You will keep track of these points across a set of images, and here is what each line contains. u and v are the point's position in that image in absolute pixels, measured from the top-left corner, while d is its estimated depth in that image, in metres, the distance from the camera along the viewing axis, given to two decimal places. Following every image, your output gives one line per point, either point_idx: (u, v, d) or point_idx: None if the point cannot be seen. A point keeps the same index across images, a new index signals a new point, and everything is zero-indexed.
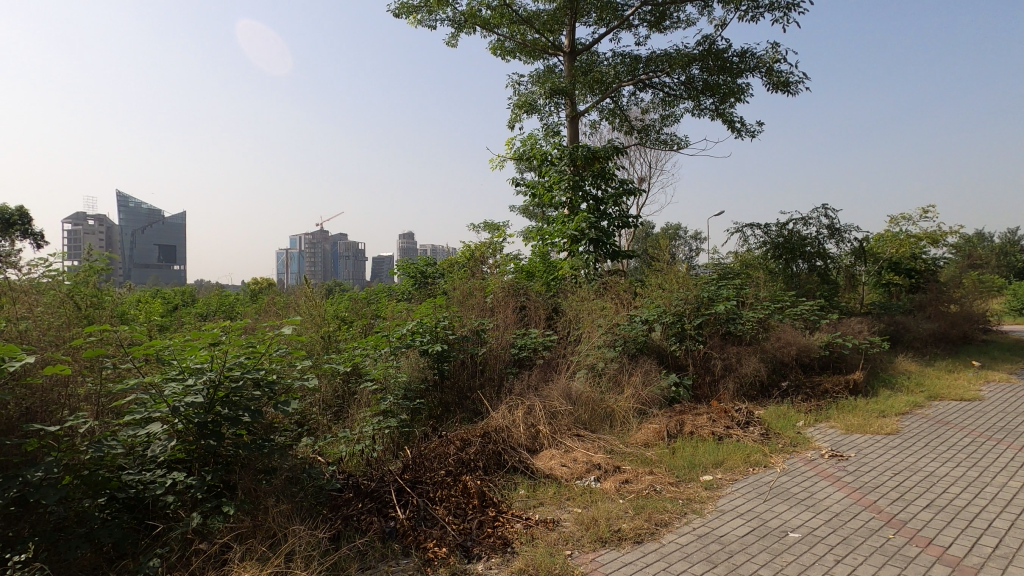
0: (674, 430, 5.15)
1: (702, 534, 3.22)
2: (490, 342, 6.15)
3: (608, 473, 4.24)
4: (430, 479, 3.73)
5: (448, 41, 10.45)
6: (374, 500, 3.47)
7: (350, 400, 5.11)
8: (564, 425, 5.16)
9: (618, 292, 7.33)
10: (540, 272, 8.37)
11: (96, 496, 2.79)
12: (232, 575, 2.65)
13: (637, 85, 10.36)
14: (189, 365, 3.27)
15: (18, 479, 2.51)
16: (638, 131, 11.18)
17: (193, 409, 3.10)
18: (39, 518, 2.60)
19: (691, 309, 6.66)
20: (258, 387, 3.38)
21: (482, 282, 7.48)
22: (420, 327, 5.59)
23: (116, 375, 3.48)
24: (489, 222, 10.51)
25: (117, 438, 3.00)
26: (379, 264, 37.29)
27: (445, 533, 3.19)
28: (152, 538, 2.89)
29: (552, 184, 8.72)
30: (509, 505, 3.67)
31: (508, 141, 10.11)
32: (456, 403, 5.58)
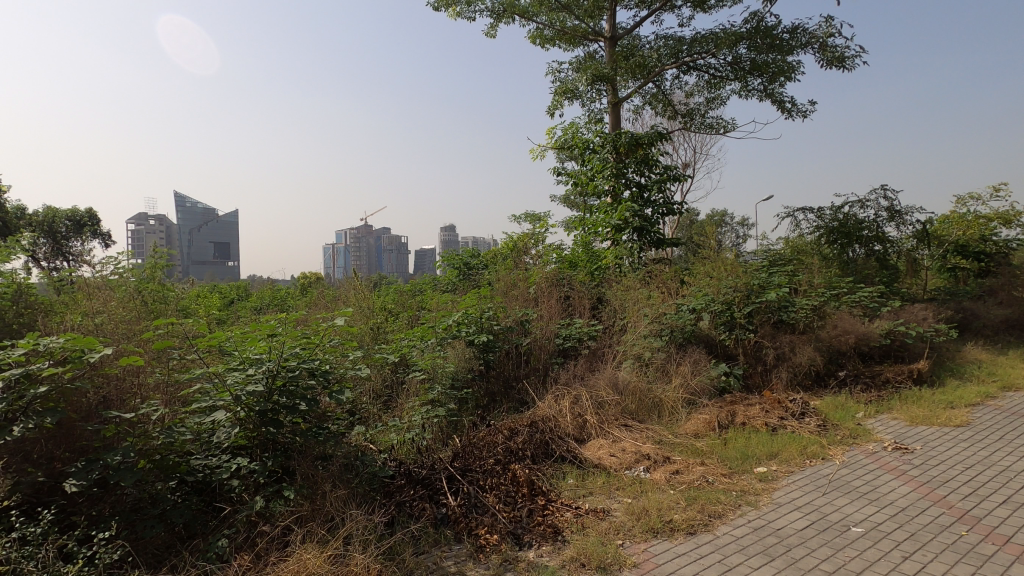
0: (726, 421, 5.03)
1: (758, 527, 3.14)
2: (534, 332, 6.16)
3: (657, 463, 4.19)
4: (480, 467, 3.79)
5: (487, 31, 10.38)
6: (425, 488, 3.56)
7: (399, 389, 5.30)
8: (611, 415, 5.12)
9: (664, 281, 7.19)
10: (583, 262, 8.30)
11: (168, 478, 2.96)
12: (295, 555, 2.75)
13: (681, 68, 10.06)
14: (248, 355, 3.41)
15: (99, 462, 2.71)
16: (682, 115, 10.89)
17: (254, 398, 3.23)
18: (118, 499, 2.83)
19: (741, 297, 6.43)
20: (313, 376, 3.47)
21: (525, 274, 7.50)
22: (465, 318, 5.65)
23: (184, 365, 3.67)
24: (530, 213, 10.49)
25: (185, 425, 3.17)
26: (423, 257, 37.86)
27: (496, 520, 3.22)
28: (220, 519, 3.04)
29: (595, 173, 8.61)
30: (559, 494, 3.67)
31: (548, 130, 10.03)
32: (502, 393, 5.61)
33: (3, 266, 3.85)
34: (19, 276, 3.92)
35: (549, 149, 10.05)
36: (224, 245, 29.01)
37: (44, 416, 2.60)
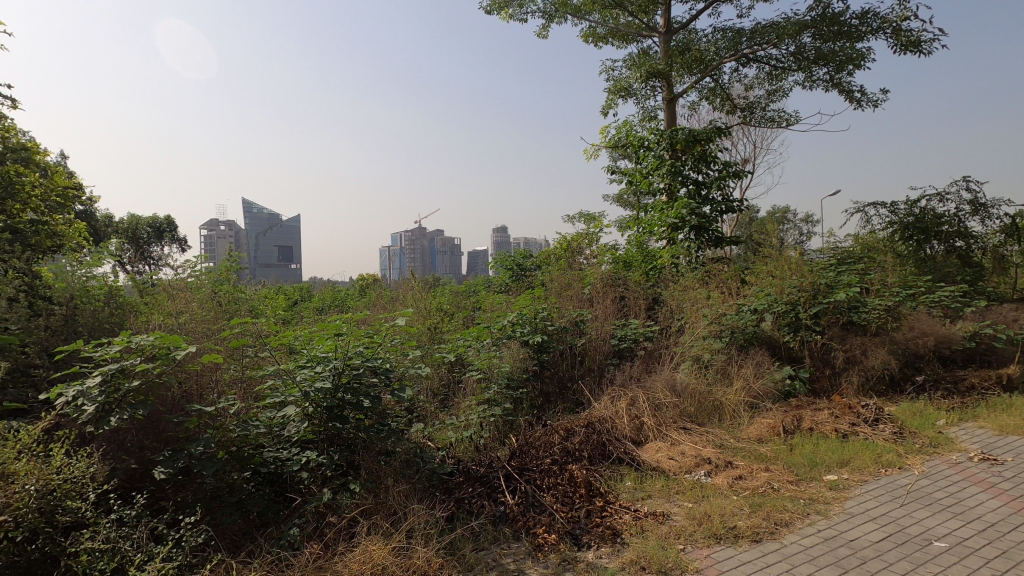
0: (792, 426, 4.83)
1: (829, 537, 3.01)
2: (589, 333, 6.12)
3: (719, 468, 4.08)
4: (537, 467, 3.81)
5: (539, 32, 10.41)
6: (483, 485, 3.63)
7: (455, 389, 5.41)
8: (669, 418, 5.02)
9: (724, 280, 6.96)
10: (637, 262, 8.18)
11: (243, 469, 3.14)
12: (361, 546, 2.86)
13: (741, 61, 9.73)
14: (316, 353, 3.55)
15: (184, 451, 2.92)
16: (741, 109, 10.52)
17: (322, 393, 3.36)
18: (199, 487, 3.03)
19: (807, 297, 6.14)
20: (376, 374, 3.56)
21: (580, 274, 7.46)
22: (520, 318, 5.65)
23: (256, 362, 3.88)
24: (585, 213, 10.41)
25: (259, 419, 3.36)
26: (475, 258, 38.23)
27: (554, 520, 3.23)
28: (291, 509, 3.20)
29: (650, 170, 8.44)
30: (617, 496, 3.64)
31: (602, 129, 9.86)
32: (557, 394, 5.61)
33: (94, 270, 4.19)
34: (108, 279, 4.26)
35: (602, 148, 9.93)
36: (288, 249, 30.44)
37: (136, 408, 2.83)
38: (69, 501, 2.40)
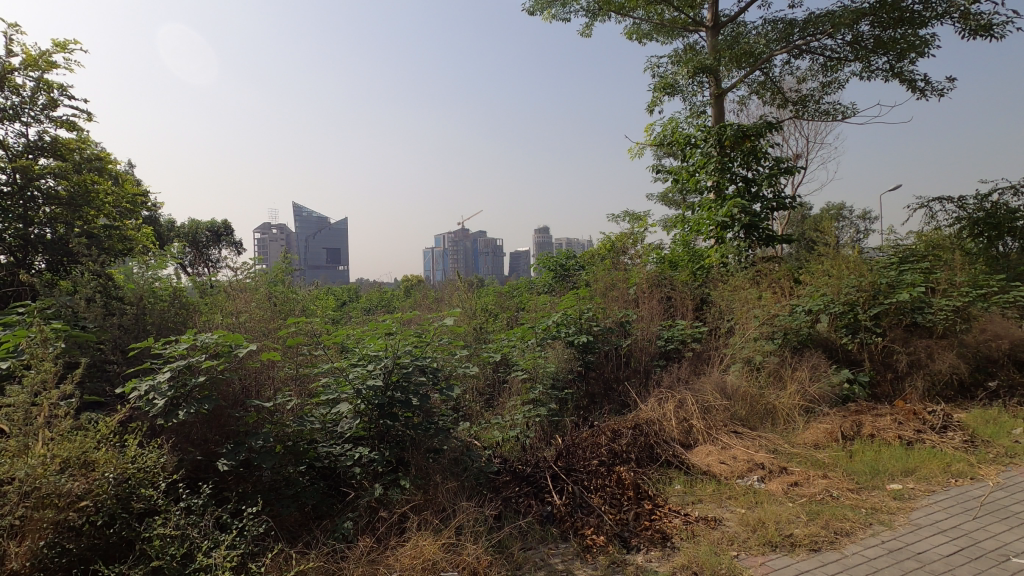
0: (851, 432, 4.62)
1: (894, 549, 2.86)
2: (635, 333, 6.04)
3: (773, 474, 3.96)
4: (584, 468, 3.79)
5: (582, 31, 10.35)
6: (530, 485, 3.64)
7: (501, 388, 5.44)
8: (719, 421, 4.90)
9: (776, 280, 6.72)
10: (684, 262, 8.02)
11: (299, 463, 3.26)
12: (412, 540, 2.92)
13: (793, 53, 9.38)
14: (368, 352, 3.63)
15: (245, 445, 3.06)
16: (793, 103, 10.14)
17: (373, 391, 3.43)
18: (258, 479, 3.17)
19: (866, 298, 5.85)
20: (425, 372, 3.62)
21: (625, 274, 7.37)
22: (565, 318, 5.60)
23: (310, 360, 4.01)
24: (630, 213, 10.28)
25: (314, 415, 3.48)
26: (518, 258, 38.28)
27: (602, 522, 3.21)
28: (344, 503, 3.30)
29: (697, 168, 8.23)
30: (666, 499, 3.59)
31: (646, 127, 9.54)
32: (603, 395, 5.57)
33: (160, 272, 4.48)
34: (172, 280, 4.51)
35: (647, 146, 9.74)
36: (335, 251, 31.31)
37: (201, 402, 2.98)
38: (142, 489, 2.56)
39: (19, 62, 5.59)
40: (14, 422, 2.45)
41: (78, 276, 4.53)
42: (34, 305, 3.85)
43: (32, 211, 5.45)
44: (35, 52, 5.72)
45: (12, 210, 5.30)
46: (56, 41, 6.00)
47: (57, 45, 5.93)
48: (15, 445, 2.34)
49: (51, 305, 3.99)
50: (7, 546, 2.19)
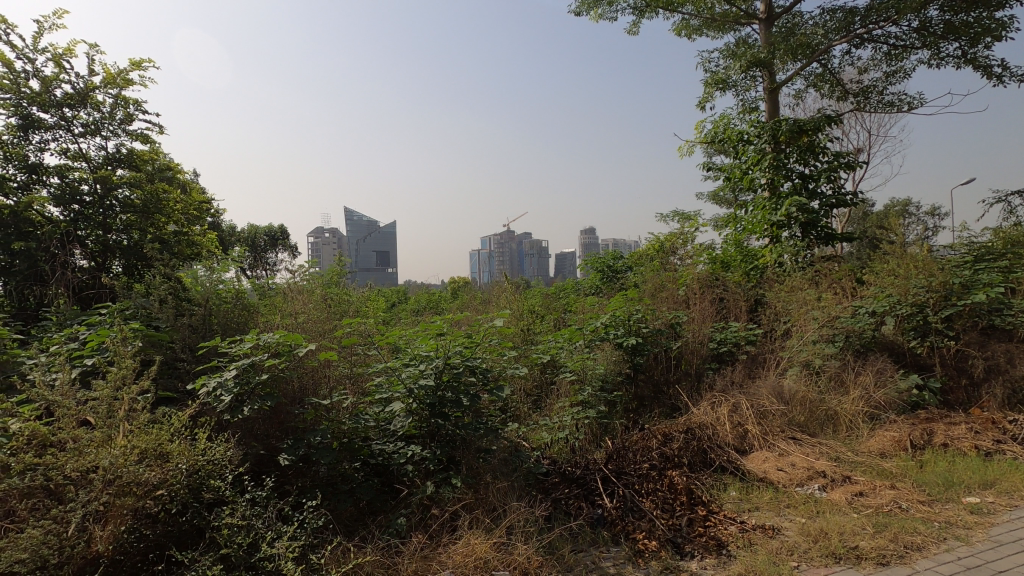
0: (922, 440, 4.37)
1: (972, 566, 2.68)
2: (686, 335, 5.89)
3: (835, 483, 3.79)
4: (635, 471, 3.75)
5: (630, 29, 10.21)
6: (580, 487, 3.63)
7: (549, 389, 5.44)
8: (776, 426, 4.74)
9: (837, 280, 6.40)
10: (736, 262, 7.79)
11: (354, 459, 3.37)
12: (463, 538, 2.96)
13: (853, 42, 8.96)
14: (419, 352, 3.68)
15: (305, 441, 3.19)
16: (854, 94, 9.67)
17: (425, 390, 3.48)
18: (316, 474, 3.29)
19: (937, 299, 5.47)
20: (475, 373, 3.67)
21: (674, 274, 7.22)
22: (613, 320, 5.53)
23: (363, 360, 4.11)
24: (679, 213, 10.06)
25: (368, 413, 3.58)
26: (563, 259, 38.11)
27: (654, 526, 3.16)
28: (397, 499, 3.39)
29: (751, 165, 7.95)
30: (721, 506, 3.49)
31: (696, 124, 9.34)
32: (652, 398, 5.48)
33: (223, 275, 4.61)
34: (234, 283, 4.66)
35: (697, 144, 9.50)
36: (385, 254, 32.07)
37: (264, 399, 3.13)
38: (211, 480, 2.70)
39: (99, 80, 6.01)
40: (99, 414, 2.65)
41: (152, 279, 4.82)
42: (115, 306, 4.13)
43: (111, 219, 5.83)
44: (114, 70, 6.15)
45: (93, 218, 5.69)
46: (131, 59, 6.41)
47: (134, 63, 6.35)
48: (100, 435, 2.53)
49: (128, 306, 4.27)
50: (93, 530, 2.37)
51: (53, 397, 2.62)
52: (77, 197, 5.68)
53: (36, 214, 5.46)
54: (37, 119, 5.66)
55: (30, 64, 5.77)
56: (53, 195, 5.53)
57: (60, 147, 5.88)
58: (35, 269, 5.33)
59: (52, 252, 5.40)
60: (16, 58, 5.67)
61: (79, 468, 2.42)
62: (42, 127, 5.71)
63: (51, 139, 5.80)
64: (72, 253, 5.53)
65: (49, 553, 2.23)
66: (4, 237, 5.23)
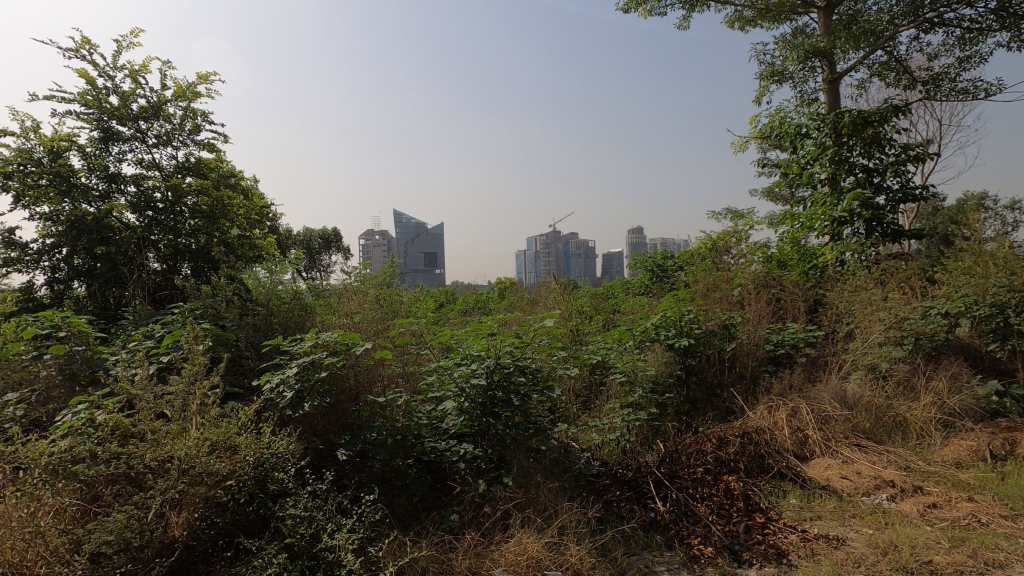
0: (1003, 451, 4.08)
1: None
2: (740, 337, 5.71)
3: (906, 493, 3.59)
4: (689, 475, 3.67)
5: (680, 24, 9.99)
6: (632, 490, 3.59)
7: (598, 390, 5.40)
8: (839, 432, 4.54)
9: (905, 280, 6.03)
10: (793, 261, 7.51)
11: (408, 456, 3.46)
12: (516, 537, 2.99)
13: (922, 27, 8.46)
14: (471, 352, 3.72)
15: (361, 437, 3.30)
16: (923, 82, 9.14)
17: (476, 390, 3.50)
18: (372, 470, 3.40)
19: (1020, 298, 5.03)
20: (525, 373, 3.67)
21: (728, 274, 7.01)
22: (664, 321, 5.43)
23: (416, 359, 4.21)
24: (732, 210, 9.83)
25: (421, 412, 3.66)
26: (610, 259, 37.66)
27: (710, 532, 3.09)
28: (450, 497, 3.44)
29: (811, 159, 7.62)
30: (780, 513, 3.38)
31: (751, 119, 9.04)
32: (705, 401, 5.34)
33: (282, 277, 4.81)
34: (293, 284, 4.86)
35: (751, 139, 9.20)
36: (433, 255, 32.60)
37: (323, 396, 3.24)
38: (276, 473, 2.83)
39: (171, 94, 6.39)
40: (174, 407, 2.83)
41: (219, 281, 5.08)
42: (186, 306, 4.39)
43: (180, 223, 6.20)
44: (184, 84, 6.52)
45: (165, 223, 6.10)
46: (200, 73, 6.78)
47: (202, 77, 6.72)
48: (176, 427, 2.69)
49: (197, 306, 4.52)
50: (170, 517, 2.53)
51: (134, 391, 2.81)
52: (151, 204, 6.06)
53: (115, 220, 5.82)
54: (116, 131, 6.08)
55: (110, 81, 6.19)
56: (130, 203, 5.91)
57: (136, 157, 6.29)
58: (115, 272, 5.71)
59: (129, 256, 5.76)
60: (98, 76, 6.11)
61: (157, 457, 2.58)
62: (121, 139, 6.12)
63: (128, 150, 6.22)
64: (146, 255, 5.86)
65: (132, 537, 2.40)
66: (87, 241, 5.68)
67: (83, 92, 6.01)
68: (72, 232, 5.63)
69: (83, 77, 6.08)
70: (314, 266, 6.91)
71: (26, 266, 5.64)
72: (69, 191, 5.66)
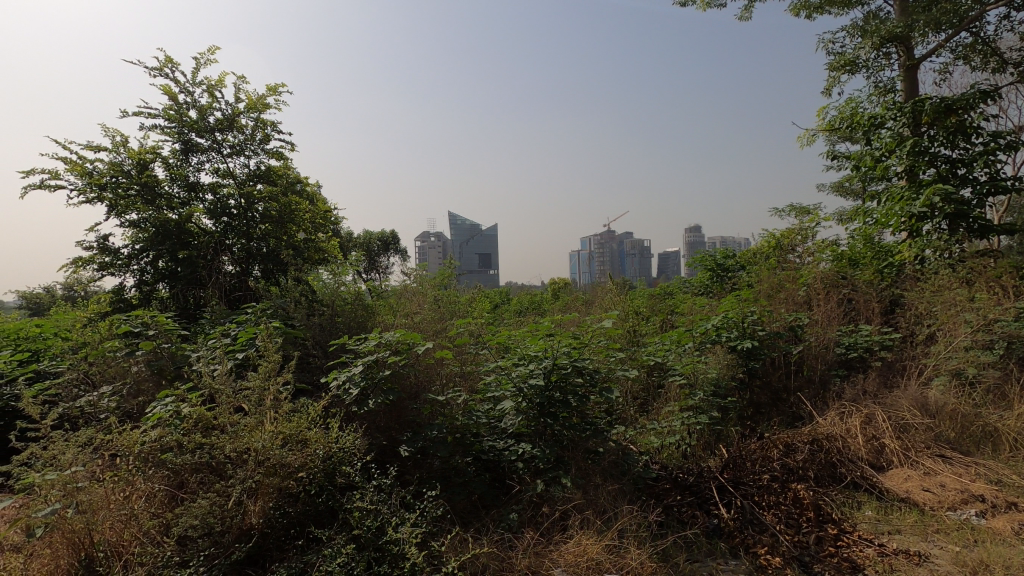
0: None
1: None
2: (808, 340, 5.47)
3: (998, 509, 3.32)
4: (754, 482, 3.56)
5: (741, 14, 9.64)
6: (694, 495, 3.52)
7: (656, 393, 5.30)
8: (920, 442, 4.26)
9: (995, 279, 5.58)
10: (865, 259, 7.10)
11: (466, 454, 3.52)
12: (575, 537, 2.99)
13: (1014, 4, 7.79)
14: (529, 352, 3.73)
15: (422, 434, 3.40)
16: (1014, 64, 8.42)
17: (534, 390, 3.54)
18: (431, 466, 3.48)
19: None
20: (583, 373, 3.64)
21: (794, 274, 6.71)
22: (726, 322, 5.26)
23: (475, 359, 4.30)
24: (796, 206, 9.42)
25: (480, 411, 3.73)
26: (667, 259, 36.74)
27: (778, 542, 2.98)
28: (509, 496, 3.48)
29: (886, 151, 7.16)
30: (855, 525, 3.21)
31: (819, 110, 8.60)
32: (770, 405, 5.14)
33: (345, 279, 5.02)
34: (355, 285, 5.05)
35: (819, 132, 8.76)
36: (487, 255, 32.95)
37: (387, 394, 3.35)
38: (344, 467, 2.96)
39: (244, 106, 6.78)
40: (251, 402, 2.99)
41: (287, 282, 5.35)
42: (259, 306, 4.65)
43: (252, 228, 6.56)
44: (255, 97, 6.90)
45: (238, 228, 6.48)
46: (269, 86, 7.15)
47: (271, 89, 7.08)
48: (252, 421, 2.85)
49: (268, 306, 4.78)
50: (248, 504, 2.69)
51: (216, 386, 3.00)
52: (226, 211, 6.44)
53: (194, 226, 6.28)
54: (195, 143, 6.51)
55: (189, 96, 6.64)
56: (208, 209, 6.31)
57: (213, 166, 6.71)
58: (195, 274, 6.10)
59: (207, 259, 6.17)
60: (179, 92, 6.56)
61: (236, 448, 2.74)
62: (199, 150, 6.55)
63: (206, 160, 6.64)
64: (221, 259, 6.25)
65: (214, 522, 2.58)
66: (171, 246, 6.08)
67: (166, 108, 6.47)
68: (157, 238, 6.06)
69: (166, 93, 6.55)
70: (371, 268, 6.85)
71: (118, 270, 6.12)
72: (155, 200, 6.14)
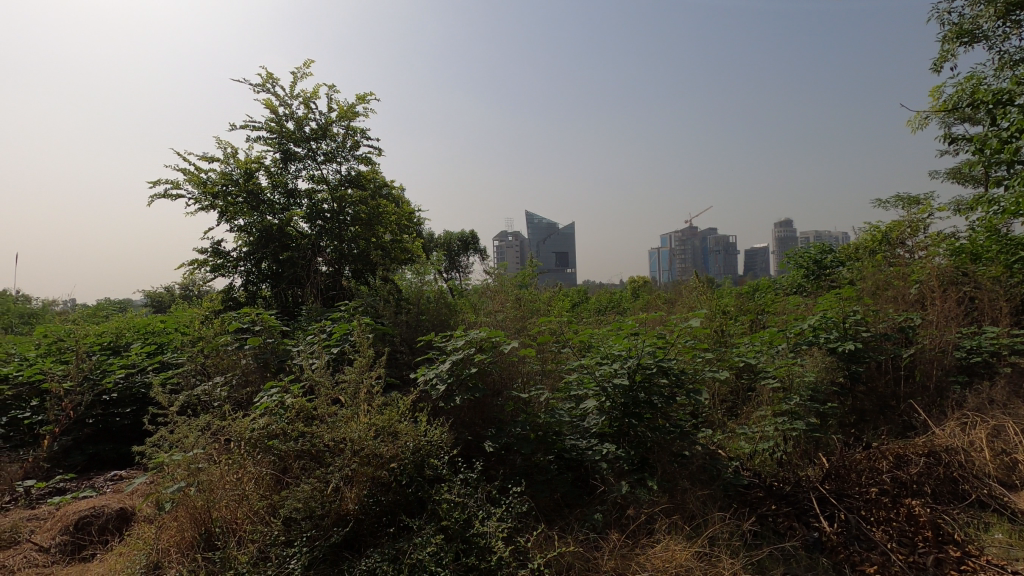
0: None
1: None
2: (921, 342, 4.99)
3: None
4: (859, 495, 3.32)
5: None
6: (791, 505, 3.33)
7: (746, 396, 5.06)
8: None
9: None
10: (990, 253, 6.36)
11: (549, 452, 3.54)
12: (663, 541, 2.92)
13: None
14: (613, 351, 3.66)
15: (506, 431, 3.52)
16: None
17: (618, 390, 3.47)
18: (514, 462, 3.54)
19: None
20: (669, 374, 3.53)
21: (903, 270, 6.14)
22: (824, 322, 4.91)
23: (557, 358, 4.29)
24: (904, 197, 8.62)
25: (563, 410, 3.73)
26: (754, 256, 34.82)
27: (889, 561, 2.75)
28: (593, 496, 3.45)
29: (1015, 130, 6.36)
30: (981, 548, 2.90)
31: (933, 89, 7.80)
32: (877, 412, 4.75)
33: (428, 278, 5.18)
34: (438, 284, 5.20)
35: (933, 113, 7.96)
36: (564, 254, 32.79)
37: (472, 390, 3.43)
38: (432, 459, 3.05)
39: (336, 115, 7.18)
40: (348, 394, 3.17)
41: (376, 281, 5.61)
42: (351, 305, 4.92)
43: (343, 230, 6.85)
44: (346, 106, 7.29)
45: (331, 229, 6.79)
46: (358, 95, 7.51)
47: (360, 98, 7.44)
48: (348, 412, 3.01)
49: (360, 304, 5.05)
50: (345, 491, 2.83)
51: (316, 378, 3.21)
52: (321, 214, 6.83)
53: (293, 229, 6.66)
54: (293, 152, 6.97)
55: (288, 109, 7.13)
56: (305, 213, 6.72)
57: (309, 173, 7.15)
58: (295, 274, 6.64)
59: (306, 260, 6.65)
60: (279, 105, 7.06)
61: (333, 437, 2.90)
62: (297, 158, 7.02)
63: (303, 168, 7.09)
64: (317, 260, 6.72)
65: (315, 505, 2.78)
66: (273, 249, 6.62)
67: (268, 120, 6.99)
68: (262, 242, 6.58)
69: (268, 107, 7.08)
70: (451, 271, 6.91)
71: (229, 271, 6.69)
72: (259, 206, 6.65)
